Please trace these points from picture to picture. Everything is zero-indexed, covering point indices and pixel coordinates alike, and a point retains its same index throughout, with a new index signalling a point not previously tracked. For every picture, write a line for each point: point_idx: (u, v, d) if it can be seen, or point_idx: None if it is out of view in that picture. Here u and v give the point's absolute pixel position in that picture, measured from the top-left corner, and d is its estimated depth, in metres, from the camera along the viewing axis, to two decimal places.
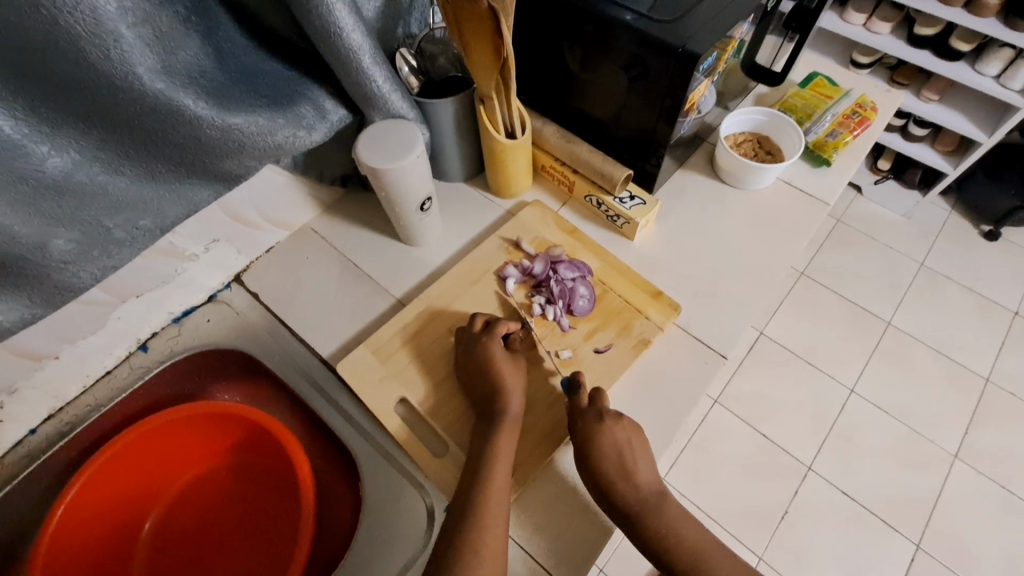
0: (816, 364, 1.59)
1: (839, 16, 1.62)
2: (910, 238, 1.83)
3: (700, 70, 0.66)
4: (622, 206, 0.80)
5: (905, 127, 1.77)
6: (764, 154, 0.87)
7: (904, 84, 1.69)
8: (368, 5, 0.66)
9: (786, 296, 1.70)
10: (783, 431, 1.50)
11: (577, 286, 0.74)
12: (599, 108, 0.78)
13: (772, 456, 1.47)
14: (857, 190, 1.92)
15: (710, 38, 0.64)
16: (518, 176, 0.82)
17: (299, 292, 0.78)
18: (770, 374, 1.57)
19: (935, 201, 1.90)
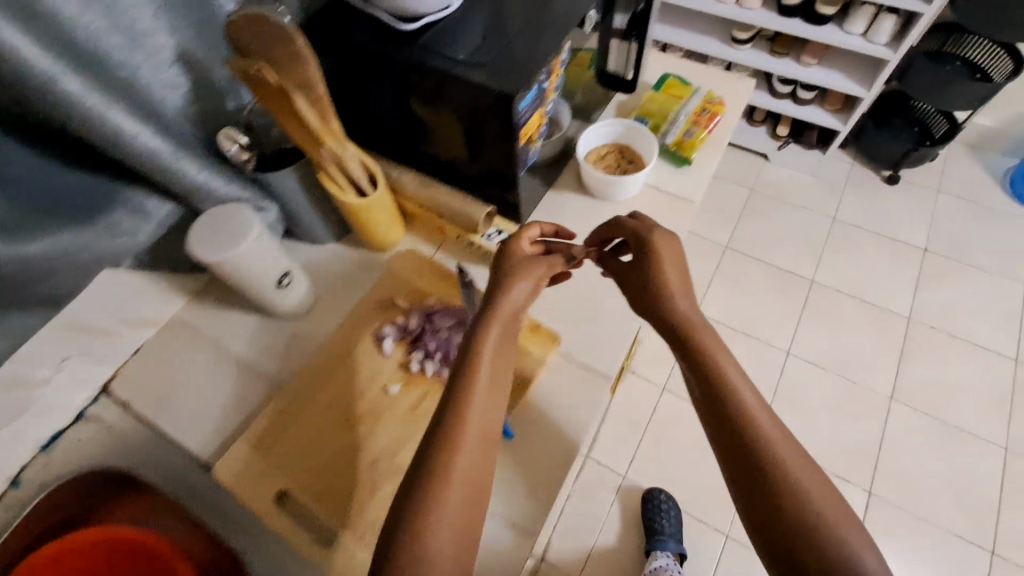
0: (750, 334, 1.63)
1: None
2: (820, 195, 1.91)
3: (522, 107, 0.66)
4: (491, 242, 0.80)
5: (793, 93, 1.88)
6: (626, 164, 0.88)
7: (784, 54, 1.80)
8: (171, 96, 0.61)
9: (713, 273, 1.73)
10: None
11: (453, 336, 0.73)
12: (445, 152, 0.77)
13: None
14: (764, 157, 1.99)
15: (522, 76, 0.64)
16: (386, 230, 0.81)
17: (172, 391, 0.75)
18: None
19: (837, 155, 1.99)
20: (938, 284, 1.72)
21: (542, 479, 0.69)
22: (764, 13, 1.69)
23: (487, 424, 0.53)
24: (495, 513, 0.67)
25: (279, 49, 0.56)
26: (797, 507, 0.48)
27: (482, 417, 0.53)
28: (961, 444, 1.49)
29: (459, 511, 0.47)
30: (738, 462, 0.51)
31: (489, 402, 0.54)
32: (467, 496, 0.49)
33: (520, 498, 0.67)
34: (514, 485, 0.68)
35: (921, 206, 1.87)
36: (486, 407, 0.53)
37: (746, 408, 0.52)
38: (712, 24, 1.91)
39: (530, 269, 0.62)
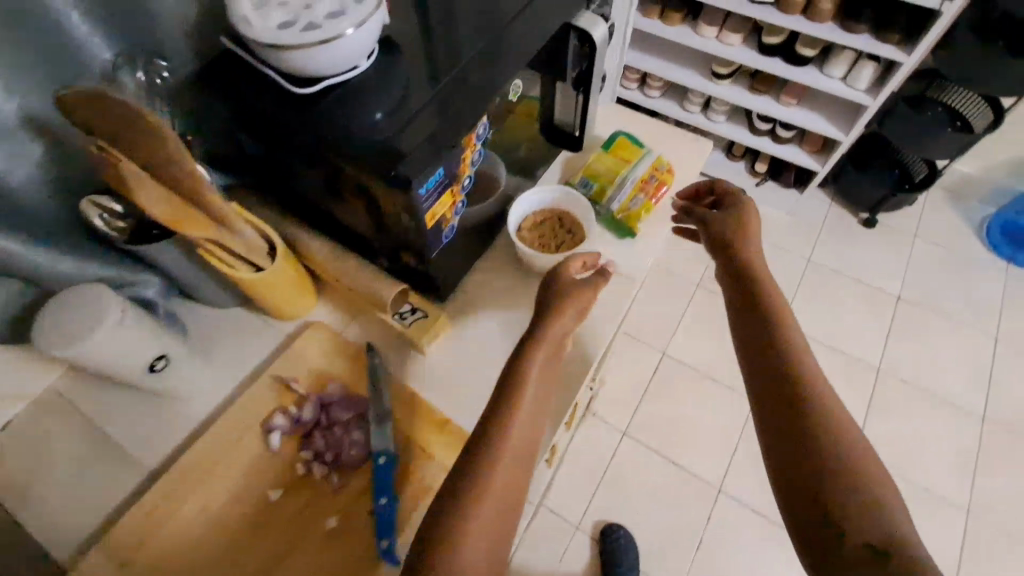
0: (720, 379, 1.54)
1: (693, 31, 1.68)
2: (796, 235, 1.88)
3: (425, 191, 0.57)
4: (401, 323, 0.71)
5: (772, 131, 1.84)
6: (564, 234, 0.80)
7: (763, 92, 1.75)
8: (16, 176, 0.56)
9: (685, 309, 1.64)
10: (694, 457, 1.43)
11: (348, 434, 0.66)
12: (352, 220, 0.68)
13: (683, 483, 1.40)
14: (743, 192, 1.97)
15: (426, 155, 0.55)
16: (290, 300, 0.72)
17: (38, 478, 0.67)
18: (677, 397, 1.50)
19: (815, 194, 1.95)
20: (911, 334, 1.68)
21: None
22: (744, 50, 1.63)
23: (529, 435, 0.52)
24: None
25: (130, 127, 0.48)
26: (858, 511, 0.41)
27: (527, 424, 0.52)
28: (926, 506, 1.43)
29: (490, 522, 0.45)
30: (783, 433, 0.47)
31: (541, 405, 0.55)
32: (500, 496, 0.47)
33: None
34: None
35: (898, 252, 1.83)
36: (529, 412, 0.53)
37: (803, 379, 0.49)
38: (693, 56, 1.85)
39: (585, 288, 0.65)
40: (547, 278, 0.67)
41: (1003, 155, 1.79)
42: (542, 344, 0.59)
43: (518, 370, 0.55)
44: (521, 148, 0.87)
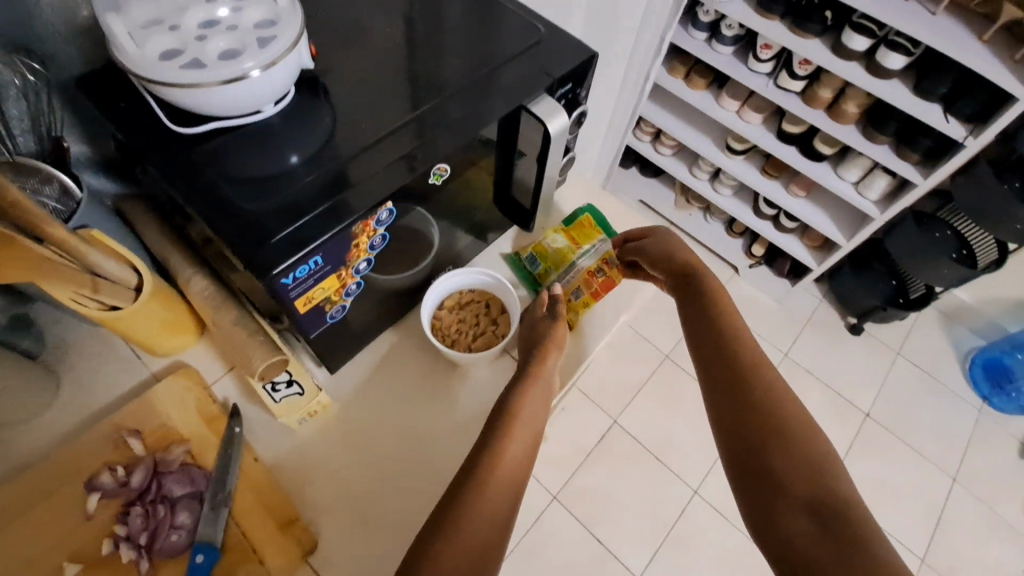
0: (665, 460, 1.59)
1: (715, 100, 1.60)
2: (777, 327, 1.83)
3: (290, 277, 0.50)
4: (271, 397, 0.63)
5: (776, 218, 1.76)
6: (488, 324, 0.73)
7: (774, 176, 1.67)
8: None
9: (645, 381, 1.71)
10: (618, 537, 1.47)
11: (175, 514, 0.58)
12: (235, 278, 0.59)
13: (604, 564, 1.44)
14: (735, 272, 1.94)
15: (291, 241, 0.49)
16: (159, 340, 0.64)
17: None
18: (616, 469, 1.56)
19: (808, 287, 1.89)
20: (871, 455, 1.60)
21: None
22: (761, 130, 1.56)
23: (520, 473, 0.52)
24: None
25: None
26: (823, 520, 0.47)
27: (521, 470, 0.53)
28: None
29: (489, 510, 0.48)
30: (752, 461, 0.53)
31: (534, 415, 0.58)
32: (488, 520, 0.48)
33: None
34: None
35: (879, 367, 1.75)
36: (521, 458, 0.53)
37: (766, 402, 0.55)
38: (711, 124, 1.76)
39: (558, 336, 0.66)
40: (536, 330, 0.68)
41: (1001, 291, 1.72)
42: (531, 388, 0.60)
43: (509, 426, 0.55)
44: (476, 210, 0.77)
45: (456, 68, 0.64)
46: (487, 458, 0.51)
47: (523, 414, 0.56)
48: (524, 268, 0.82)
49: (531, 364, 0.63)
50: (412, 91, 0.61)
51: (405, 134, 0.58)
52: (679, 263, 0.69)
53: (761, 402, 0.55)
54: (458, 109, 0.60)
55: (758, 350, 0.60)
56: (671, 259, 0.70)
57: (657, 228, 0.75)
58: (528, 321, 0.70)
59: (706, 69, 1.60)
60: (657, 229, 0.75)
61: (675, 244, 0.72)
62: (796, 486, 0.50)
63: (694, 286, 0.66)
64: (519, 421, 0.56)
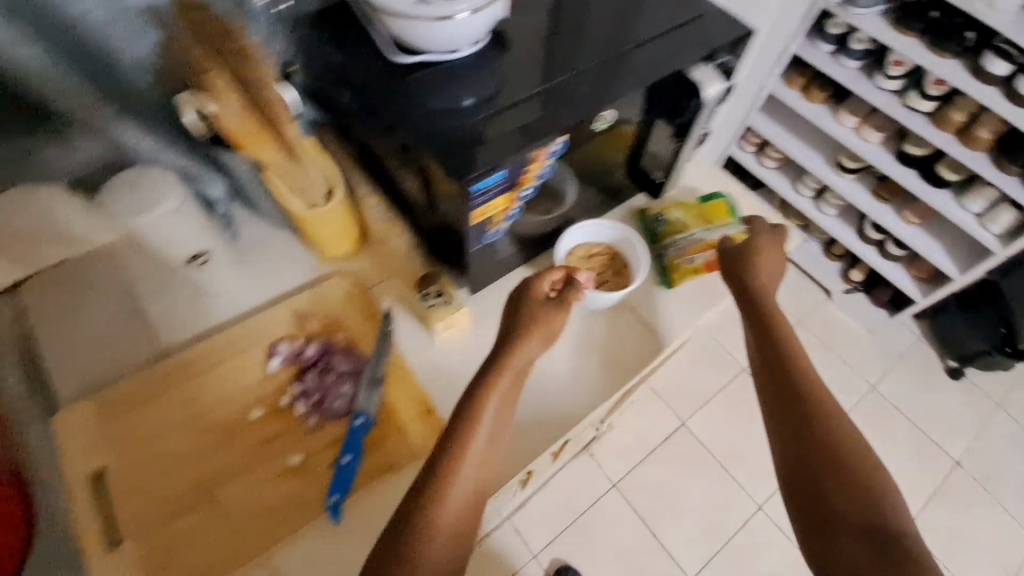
0: (731, 469, 1.57)
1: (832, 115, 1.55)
2: (869, 359, 1.75)
3: (480, 189, 0.58)
4: (423, 303, 0.72)
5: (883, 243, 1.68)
6: (611, 275, 0.79)
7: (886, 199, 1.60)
8: (131, 47, 0.62)
9: (721, 388, 1.67)
10: (675, 536, 1.48)
11: (339, 383, 0.68)
12: (413, 196, 0.70)
13: (658, 558, 1.46)
14: (827, 294, 1.85)
15: (488, 157, 0.57)
16: (335, 244, 0.75)
17: (71, 321, 0.73)
18: (680, 471, 1.56)
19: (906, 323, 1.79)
20: (955, 504, 1.52)
21: None
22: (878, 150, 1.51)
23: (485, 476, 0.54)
24: None
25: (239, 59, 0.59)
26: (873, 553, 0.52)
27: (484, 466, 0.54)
28: None
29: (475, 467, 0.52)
30: (801, 488, 0.58)
31: (514, 384, 0.60)
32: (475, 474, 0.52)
33: None
34: None
35: (977, 416, 1.65)
36: (488, 439, 0.55)
37: (824, 436, 0.58)
38: (825, 140, 1.70)
39: (550, 321, 0.63)
40: (523, 310, 0.64)
41: None
42: (504, 376, 0.59)
43: (482, 403, 0.56)
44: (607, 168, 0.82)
45: (623, 30, 0.70)
46: (451, 452, 0.52)
47: (492, 397, 0.57)
48: (647, 225, 0.85)
49: (508, 343, 0.61)
50: (579, 47, 0.68)
51: (576, 83, 0.64)
52: (750, 294, 0.70)
53: (815, 440, 0.58)
54: (622, 68, 0.66)
55: (824, 389, 0.61)
56: (744, 288, 0.71)
57: (762, 235, 0.75)
58: (524, 291, 0.66)
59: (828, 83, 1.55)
60: (766, 240, 0.74)
61: (771, 255, 0.73)
62: (841, 515, 0.55)
63: (763, 324, 0.67)
64: (492, 397, 0.57)
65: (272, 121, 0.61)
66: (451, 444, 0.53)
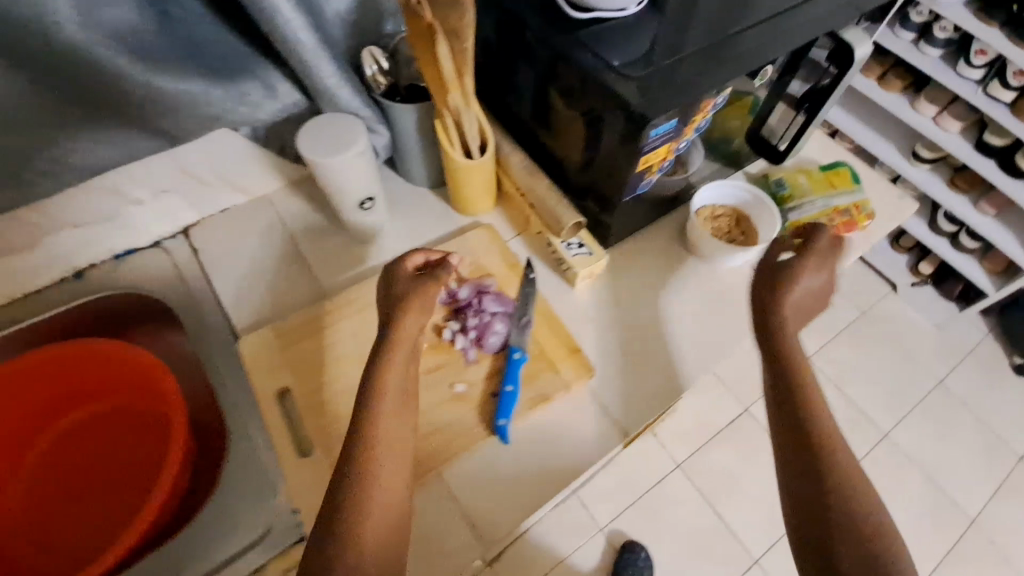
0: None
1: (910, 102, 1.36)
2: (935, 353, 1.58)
3: (653, 136, 0.62)
4: (567, 252, 0.76)
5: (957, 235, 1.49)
6: (737, 234, 0.82)
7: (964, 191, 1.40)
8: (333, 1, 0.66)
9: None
10: (740, 517, 1.36)
11: (493, 322, 0.71)
12: (566, 150, 0.74)
13: (720, 540, 1.34)
14: (892, 289, 1.66)
15: (667, 102, 0.59)
16: (476, 198, 0.80)
17: (239, 261, 0.79)
18: (745, 454, 1.43)
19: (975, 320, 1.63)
20: None
21: (519, 498, 0.66)
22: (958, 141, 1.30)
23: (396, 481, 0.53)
24: (461, 508, 0.65)
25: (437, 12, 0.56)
26: None
27: (392, 470, 0.53)
28: None
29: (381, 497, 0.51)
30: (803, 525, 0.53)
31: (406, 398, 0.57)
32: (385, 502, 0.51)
33: (492, 506, 0.65)
34: (488, 494, 0.65)
35: None
36: (393, 437, 0.54)
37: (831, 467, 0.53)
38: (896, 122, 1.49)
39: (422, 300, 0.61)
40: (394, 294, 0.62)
41: None
42: (388, 392, 0.56)
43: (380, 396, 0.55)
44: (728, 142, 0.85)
45: None
46: (356, 459, 0.52)
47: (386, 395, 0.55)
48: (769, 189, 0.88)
49: (386, 331, 0.59)
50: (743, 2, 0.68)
51: (745, 36, 0.65)
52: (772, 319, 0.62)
53: (824, 468, 0.53)
54: (786, 24, 0.67)
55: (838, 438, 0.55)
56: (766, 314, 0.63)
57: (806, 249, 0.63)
58: (390, 273, 0.64)
59: (906, 70, 1.36)
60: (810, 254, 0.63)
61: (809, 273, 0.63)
62: (843, 554, 0.50)
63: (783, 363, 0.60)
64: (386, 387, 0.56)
65: (459, 75, 0.61)
66: (358, 455, 0.53)
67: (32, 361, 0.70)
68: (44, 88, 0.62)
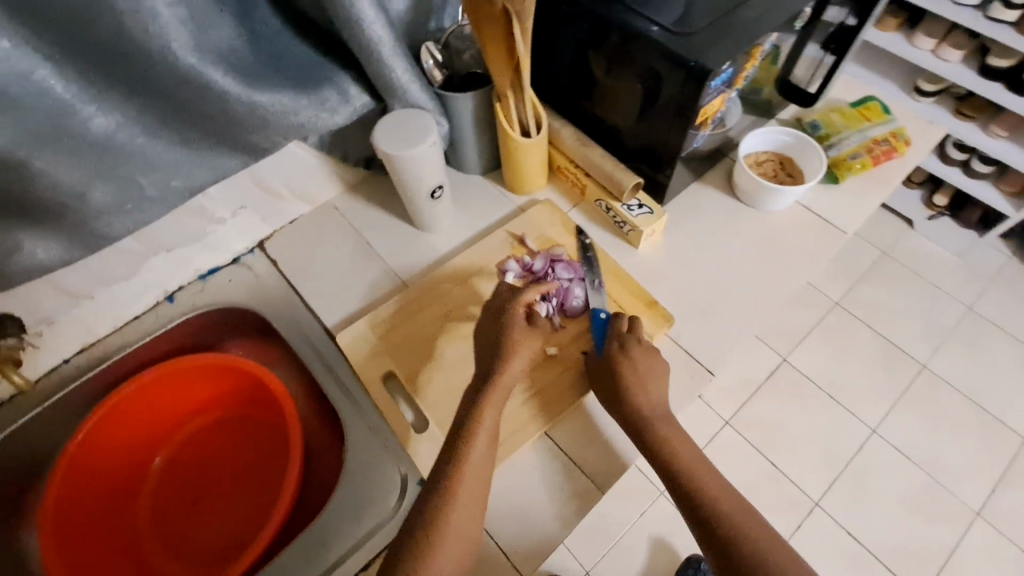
0: (841, 401, 1.35)
1: (906, 39, 1.28)
2: (959, 279, 1.50)
3: (712, 86, 0.66)
4: (630, 213, 0.80)
5: (968, 162, 1.41)
6: (784, 176, 0.86)
7: (970, 118, 1.31)
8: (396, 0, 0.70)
9: (814, 327, 1.44)
10: (795, 463, 1.29)
11: (572, 288, 0.75)
12: (617, 117, 0.78)
13: (777, 488, 1.27)
14: (908, 225, 1.58)
15: (724, 54, 0.63)
16: (532, 176, 0.83)
17: (312, 264, 0.83)
18: (791, 404, 1.35)
19: (994, 244, 1.54)
20: None
21: (623, 444, 0.69)
22: (962, 71, 1.23)
23: (469, 528, 0.55)
24: (571, 460, 0.69)
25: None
26: None
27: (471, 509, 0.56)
28: None
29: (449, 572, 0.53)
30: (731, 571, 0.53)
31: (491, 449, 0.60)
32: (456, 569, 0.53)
33: (599, 456, 0.69)
34: (593, 445, 0.69)
35: None
36: (474, 478, 0.57)
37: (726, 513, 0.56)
38: (894, 60, 1.39)
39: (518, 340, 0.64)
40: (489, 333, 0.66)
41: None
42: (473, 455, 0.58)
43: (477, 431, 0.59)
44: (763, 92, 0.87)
45: None
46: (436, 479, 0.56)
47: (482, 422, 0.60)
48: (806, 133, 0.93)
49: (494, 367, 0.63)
50: None
51: None
52: (642, 437, 0.63)
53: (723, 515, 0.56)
54: None
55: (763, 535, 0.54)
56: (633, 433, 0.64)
57: (617, 352, 0.67)
58: (494, 313, 0.67)
59: (901, 5, 1.28)
60: (637, 351, 0.67)
61: (652, 378, 0.66)
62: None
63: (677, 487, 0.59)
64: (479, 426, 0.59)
65: (519, 58, 0.64)
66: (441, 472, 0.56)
67: (150, 377, 0.75)
68: (130, 106, 0.58)
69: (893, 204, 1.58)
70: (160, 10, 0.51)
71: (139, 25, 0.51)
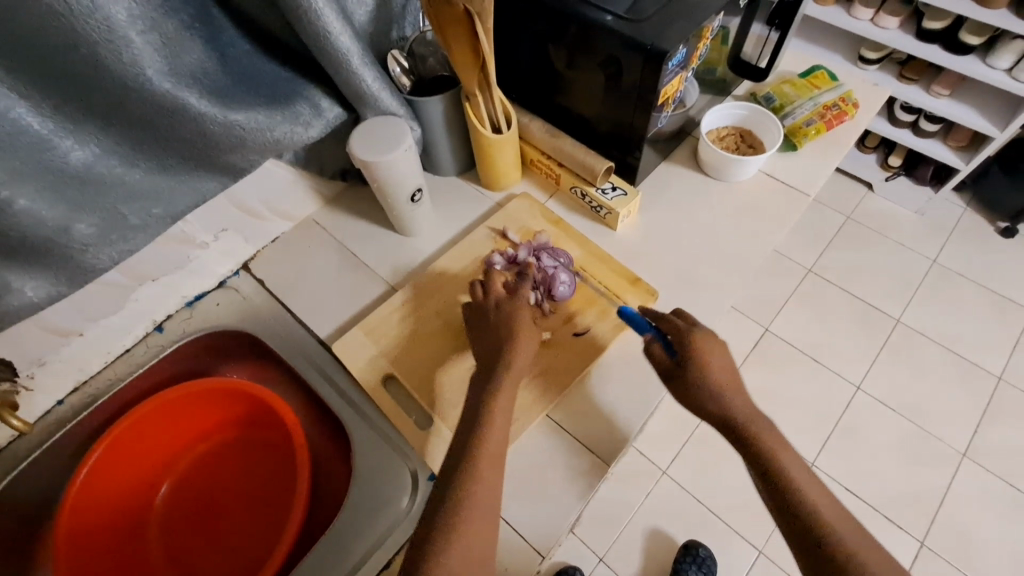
0: (825, 362, 1.40)
1: (845, 11, 1.34)
2: (921, 235, 1.57)
3: (671, 66, 0.69)
4: (604, 196, 0.83)
5: (916, 122, 1.48)
6: (746, 147, 0.90)
7: (912, 80, 1.38)
8: (357, 10, 0.71)
9: (790, 296, 1.49)
10: (787, 428, 1.33)
11: (558, 273, 0.75)
12: (582, 106, 0.81)
13: None
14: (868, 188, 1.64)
15: (677, 35, 0.66)
16: (507, 171, 0.86)
17: (300, 279, 0.83)
18: (777, 372, 1.39)
19: (949, 198, 1.61)
20: None
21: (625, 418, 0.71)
22: (902, 36, 1.29)
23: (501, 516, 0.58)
24: (575, 439, 0.71)
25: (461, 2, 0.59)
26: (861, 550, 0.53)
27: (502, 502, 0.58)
28: None
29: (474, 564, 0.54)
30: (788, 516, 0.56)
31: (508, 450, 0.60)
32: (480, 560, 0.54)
33: (603, 432, 0.71)
34: (597, 422, 0.71)
35: None
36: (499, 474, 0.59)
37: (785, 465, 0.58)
38: (836, 33, 1.45)
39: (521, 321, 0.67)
40: (487, 320, 0.67)
41: None
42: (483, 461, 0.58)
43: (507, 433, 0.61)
44: (717, 71, 0.91)
45: None
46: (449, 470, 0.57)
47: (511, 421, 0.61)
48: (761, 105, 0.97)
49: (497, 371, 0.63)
50: None
51: None
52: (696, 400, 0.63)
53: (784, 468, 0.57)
54: None
55: (825, 506, 0.55)
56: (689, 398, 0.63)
57: (689, 337, 0.64)
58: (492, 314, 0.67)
59: None
60: (705, 336, 0.64)
61: (715, 354, 0.64)
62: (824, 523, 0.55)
63: (747, 453, 0.60)
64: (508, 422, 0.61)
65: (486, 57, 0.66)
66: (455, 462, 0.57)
67: (150, 407, 0.75)
68: (109, 136, 0.59)
69: (851, 170, 1.65)
70: (132, 40, 0.52)
71: (114, 56, 0.52)
